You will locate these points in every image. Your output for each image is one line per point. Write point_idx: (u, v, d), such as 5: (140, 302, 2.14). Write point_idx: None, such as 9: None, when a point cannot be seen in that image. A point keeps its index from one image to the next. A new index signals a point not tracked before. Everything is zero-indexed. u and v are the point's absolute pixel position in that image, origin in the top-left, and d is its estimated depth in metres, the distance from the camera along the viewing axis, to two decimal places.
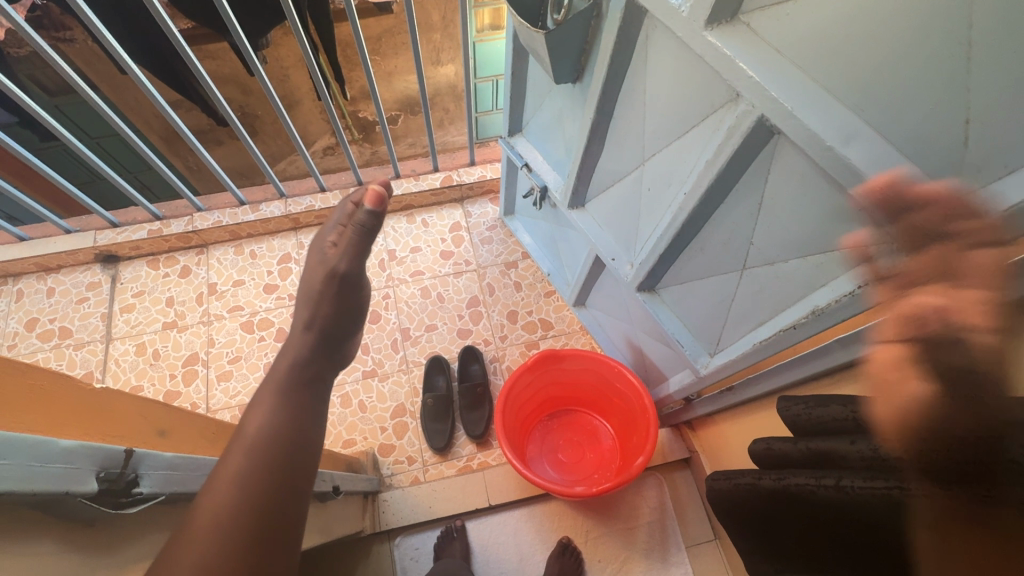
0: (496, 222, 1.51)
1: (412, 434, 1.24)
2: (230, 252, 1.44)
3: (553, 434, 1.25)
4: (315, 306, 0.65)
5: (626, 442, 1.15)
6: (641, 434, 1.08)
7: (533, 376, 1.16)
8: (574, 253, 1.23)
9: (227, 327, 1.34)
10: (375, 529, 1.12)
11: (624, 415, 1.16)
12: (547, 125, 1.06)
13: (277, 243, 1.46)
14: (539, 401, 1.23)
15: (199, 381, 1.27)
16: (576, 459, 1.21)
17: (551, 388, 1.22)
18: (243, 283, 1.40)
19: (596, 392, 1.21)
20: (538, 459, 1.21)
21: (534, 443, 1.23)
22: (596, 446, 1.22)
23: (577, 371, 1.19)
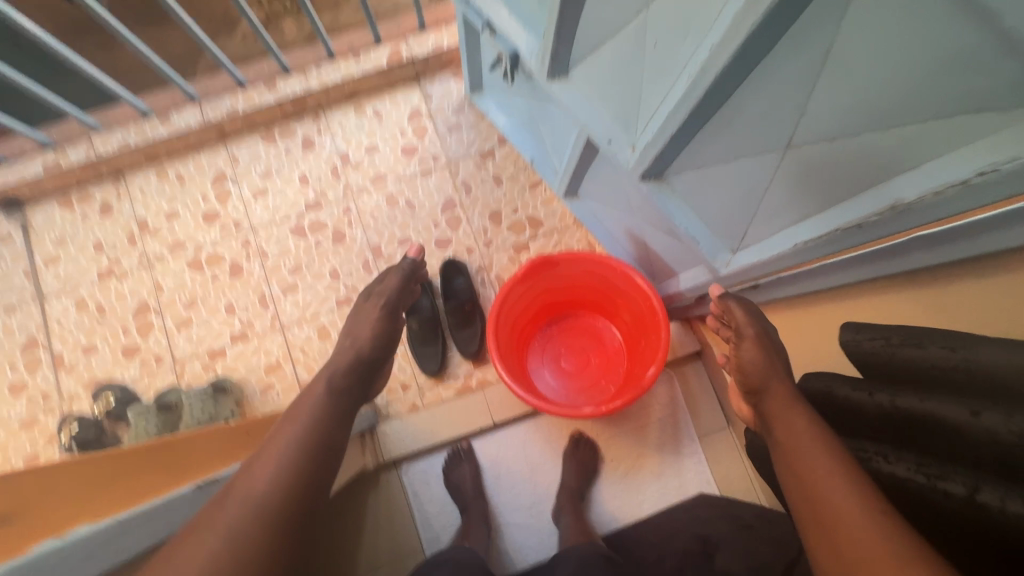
0: (463, 103, 1.26)
1: (402, 361, 1.14)
2: (153, 178, 1.21)
3: (554, 342, 1.15)
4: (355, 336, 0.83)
5: (635, 347, 1.06)
6: (651, 340, 0.97)
7: (527, 286, 1.03)
8: (560, 135, 1.01)
9: (171, 269, 1.17)
10: (379, 461, 1.08)
11: (631, 319, 1.05)
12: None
13: (205, 160, 1.22)
14: (536, 310, 1.11)
15: (157, 333, 1.14)
16: (581, 367, 1.12)
17: (548, 295, 1.10)
18: (178, 214, 1.19)
19: (598, 295, 1.09)
20: (540, 372, 1.12)
21: (535, 355, 1.14)
22: (601, 352, 1.13)
23: (577, 275, 1.05)
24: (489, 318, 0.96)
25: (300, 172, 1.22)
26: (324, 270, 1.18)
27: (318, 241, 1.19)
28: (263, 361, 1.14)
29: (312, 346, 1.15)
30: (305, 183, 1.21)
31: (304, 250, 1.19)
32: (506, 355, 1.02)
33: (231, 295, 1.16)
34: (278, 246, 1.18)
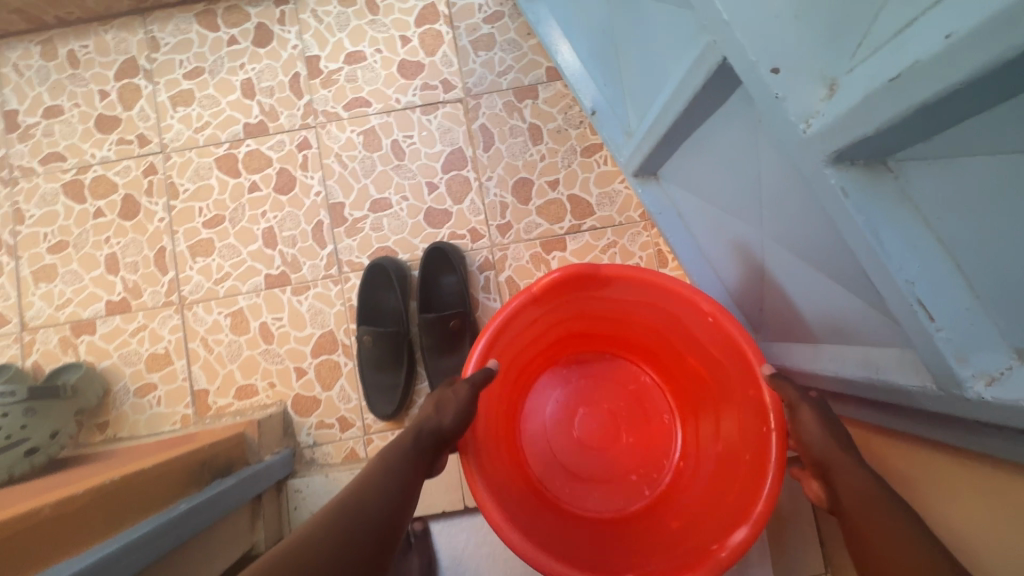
0: (504, 7, 0.82)
1: (346, 385, 0.76)
2: (35, 55, 0.82)
3: (572, 395, 0.74)
4: (429, 422, 0.51)
5: (706, 445, 0.64)
6: (741, 454, 0.55)
7: (548, 309, 0.61)
8: (652, 64, 0.57)
9: (40, 192, 0.80)
10: (284, 532, 0.72)
11: (710, 397, 0.63)
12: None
13: (111, 39, 0.82)
14: (553, 343, 0.69)
15: (5, 282, 0.78)
16: (603, 445, 0.72)
17: (577, 324, 0.68)
18: (61, 113, 0.81)
19: (659, 341, 0.67)
20: (539, 439, 0.72)
21: (537, 406, 0.73)
22: (640, 427, 0.72)
23: (633, 305, 0.62)
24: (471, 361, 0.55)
25: (246, 75, 0.81)
26: (255, 230, 0.79)
27: (254, 185, 0.80)
28: (147, 349, 0.77)
29: (218, 341, 0.77)
30: (249, 93, 0.81)
31: (232, 195, 0.80)
32: (490, 421, 0.61)
33: (117, 245, 0.79)
34: (195, 182, 0.80)
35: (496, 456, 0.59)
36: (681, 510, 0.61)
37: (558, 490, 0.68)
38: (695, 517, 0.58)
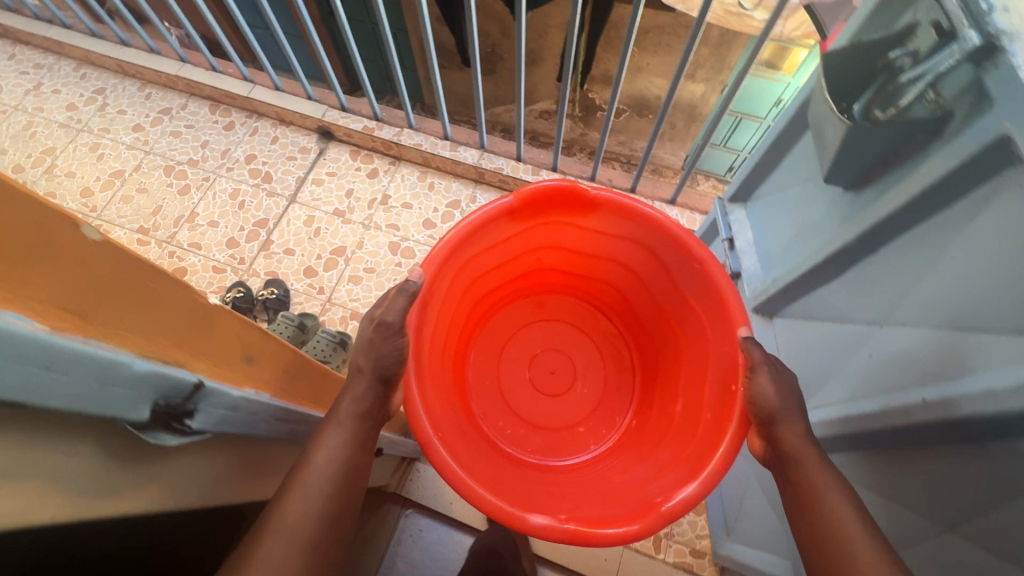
0: None
1: None
2: (415, 175, 1.49)
3: (532, 328, 1.16)
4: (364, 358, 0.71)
5: (671, 367, 0.98)
6: (705, 356, 0.87)
7: (523, 226, 0.95)
8: None
9: (377, 240, 1.41)
10: (397, 490, 1.12)
11: (661, 308, 0.99)
12: (796, 182, 0.82)
13: (455, 186, 1.48)
14: (525, 266, 1.07)
15: (335, 272, 1.37)
16: (559, 392, 1.12)
17: (546, 252, 1.04)
18: (410, 207, 1.45)
19: (619, 274, 1.04)
20: (493, 382, 1.11)
21: (496, 354, 1.14)
22: (597, 369, 1.14)
23: (601, 235, 0.97)
24: (439, 256, 0.82)
25: None
26: None
27: None
28: None
29: None
30: None
31: None
32: (457, 314, 1.00)
33: None
34: None
35: (443, 390, 0.91)
36: (659, 451, 0.90)
37: (509, 437, 1.05)
38: (678, 438, 0.87)
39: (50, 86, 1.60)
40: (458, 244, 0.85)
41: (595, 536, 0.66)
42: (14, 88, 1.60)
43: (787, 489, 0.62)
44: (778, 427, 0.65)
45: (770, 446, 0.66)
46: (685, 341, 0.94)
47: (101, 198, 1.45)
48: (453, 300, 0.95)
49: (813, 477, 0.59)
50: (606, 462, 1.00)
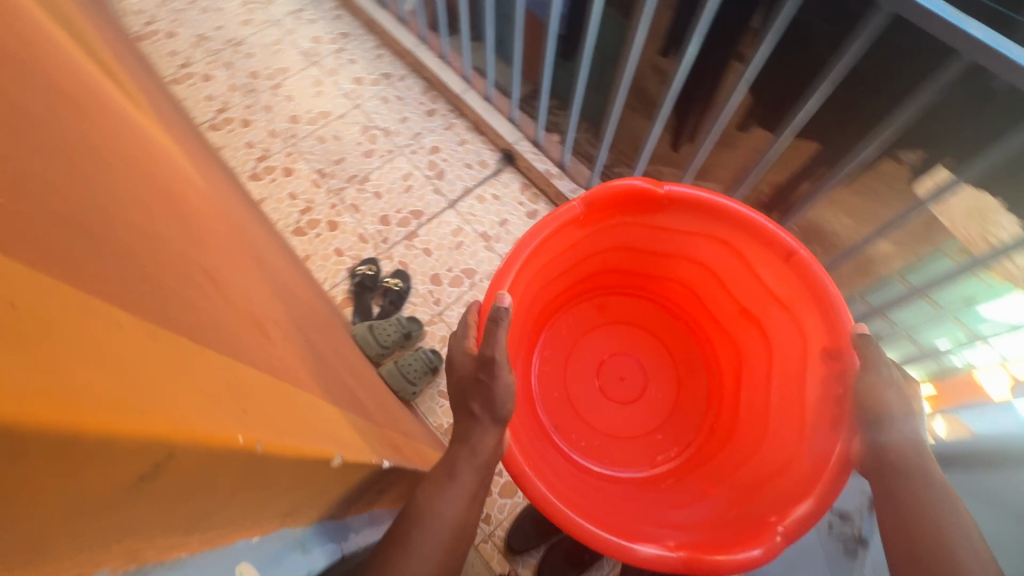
0: None
1: (507, 506, 1.17)
2: None
3: (600, 336, 1.23)
4: (482, 401, 0.76)
5: (755, 374, 1.04)
6: (808, 387, 0.89)
7: (593, 229, 0.99)
8: None
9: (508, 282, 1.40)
10: None
11: (743, 305, 1.04)
12: (999, 506, 0.71)
13: None
14: (592, 266, 1.12)
15: (456, 290, 1.39)
16: (630, 397, 1.19)
17: (610, 253, 1.10)
18: None
19: (694, 271, 1.09)
20: (562, 390, 1.18)
21: (563, 360, 1.20)
22: (665, 368, 1.21)
23: (667, 232, 1.02)
24: (507, 275, 0.83)
25: None
26: None
27: None
28: None
29: None
30: None
31: None
32: (538, 302, 1.05)
33: None
34: None
35: (527, 418, 1.01)
36: (751, 450, 0.98)
37: (585, 452, 1.13)
38: (774, 439, 0.94)
39: (308, 16, 1.77)
40: (530, 256, 0.88)
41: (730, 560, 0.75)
42: (282, 7, 1.78)
43: (894, 480, 0.66)
44: (888, 421, 0.70)
45: (869, 453, 0.72)
46: (767, 343, 1.00)
47: (303, 130, 1.58)
48: (528, 304, 1.01)
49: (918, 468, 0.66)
50: (676, 480, 1.07)
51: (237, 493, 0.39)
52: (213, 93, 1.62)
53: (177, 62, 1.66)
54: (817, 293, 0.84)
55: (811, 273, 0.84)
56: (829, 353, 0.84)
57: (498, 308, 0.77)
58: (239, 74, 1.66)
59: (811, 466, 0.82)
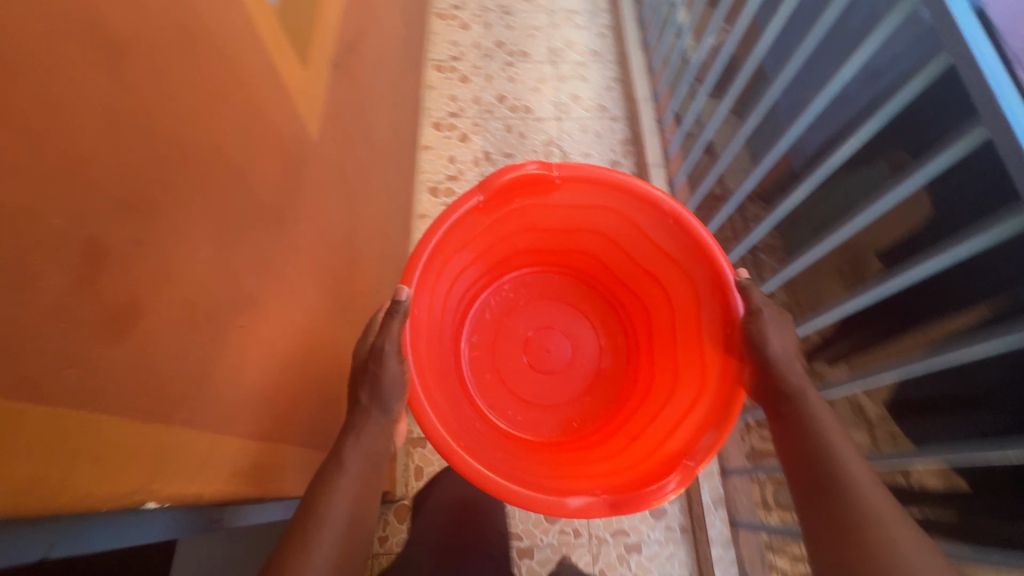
0: None
1: None
2: None
3: (526, 316, 1.12)
4: (368, 394, 0.71)
5: (660, 312, 0.99)
6: (699, 320, 0.87)
7: (494, 217, 0.90)
8: None
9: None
10: None
11: (644, 265, 0.97)
12: None
13: None
14: (506, 256, 1.04)
15: None
16: (556, 368, 1.10)
17: (523, 236, 1.00)
18: None
19: (598, 244, 1.00)
20: (492, 369, 1.08)
21: (489, 343, 1.10)
22: (576, 318, 1.13)
23: (573, 210, 0.93)
24: (415, 266, 0.76)
25: None
26: None
27: None
28: None
29: None
30: None
31: None
32: (464, 257, 0.91)
33: None
34: None
35: (445, 376, 0.93)
36: (656, 401, 0.93)
37: (514, 430, 1.02)
38: (683, 380, 0.89)
39: (572, 13, 1.76)
40: (437, 247, 0.80)
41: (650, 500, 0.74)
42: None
43: (777, 418, 0.70)
44: (762, 346, 0.72)
45: (759, 368, 0.73)
46: (668, 288, 0.93)
47: (499, 111, 1.60)
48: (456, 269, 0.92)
49: (794, 398, 0.69)
50: (596, 395, 1.08)
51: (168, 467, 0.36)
52: (456, 37, 1.70)
53: None
54: (701, 247, 0.81)
55: (687, 227, 0.81)
56: (713, 298, 0.82)
57: (395, 302, 0.73)
58: (486, 33, 1.71)
59: (709, 403, 0.81)
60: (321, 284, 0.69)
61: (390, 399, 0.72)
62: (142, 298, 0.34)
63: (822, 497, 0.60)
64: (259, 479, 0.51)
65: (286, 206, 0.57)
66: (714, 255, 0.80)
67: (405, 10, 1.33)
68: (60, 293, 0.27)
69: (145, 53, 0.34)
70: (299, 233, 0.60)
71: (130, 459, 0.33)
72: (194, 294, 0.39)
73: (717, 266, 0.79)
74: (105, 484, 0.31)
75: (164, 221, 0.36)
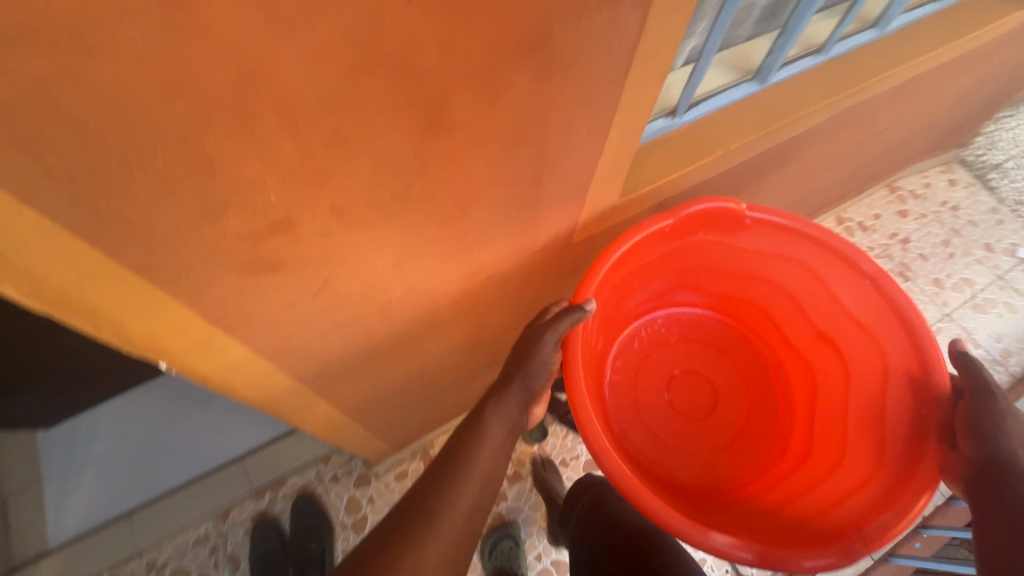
0: None
1: (335, 503, 1.15)
2: None
3: (667, 356, 0.87)
4: (516, 366, 0.61)
5: (830, 396, 0.76)
6: (880, 399, 0.69)
7: (665, 251, 0.72)
8: None
9: None
10: None
11: (817, 328, 0.78)
12: None
13: None
14: (676, 288, 0.83)
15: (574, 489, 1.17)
16: (704, 413, 0.84)
17: (694, 275, 0.81)
18: None
19: (777, 298, 0.80)
20: (630, 400, 0.83)
21: (631, 373, 0.85)
22: (729, 372, 0.87)
23: (754, 255, 0.75)
24: (605, 265, 0.63)
25: None
26: None
27: None
28: None
29: None
30: None
31: None
32: (659, 258, 0.72)
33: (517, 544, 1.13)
34: None
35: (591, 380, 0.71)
36: (813, 472, 0.72)
37: (653, 463, 0.78)
38: (850, 467, 0.69)
39: (968, 338, 1.38)
40: (624, 258, 0.65)
41: (807, 566, 0.55)
42: (978, 309, 1.41)
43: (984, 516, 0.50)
44: (995, 434, 0.52)
45: (975, 463, 0.53)
46: (850, 364, 0.74)
47: None
48: (623, 283, 0.71)
49: None
50: (744, 460, 0.80)
51: (194, 356, 0.42)
52: None
53: (866, 211, 1.53)
54: (912, 315, 0.64)
55: (891, 289, 0.66)
56: (911, 377, 0.65)
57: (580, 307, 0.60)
58: None
59: (888, 484, 0.63)
60: (462, 318, 0.70)
61: (535, 380, 0.61)
62: (288, 261, 0.39)
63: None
64: (259, 398, 0.56)
65: (488, 265, 0.59)
66: (915, 329, 0.64)
67: (804, 198, 1.19)
68: (230, 232, 0.33)
69: (463, 139, 0.37)
70: (478, 279, 0.62)
71: (180, 335, 0.39)
72: (336, 278, 0.44)
73: (921, 335, 0.63)
74: (152, 341, 0.37)
75: (358, 231, 0.40)
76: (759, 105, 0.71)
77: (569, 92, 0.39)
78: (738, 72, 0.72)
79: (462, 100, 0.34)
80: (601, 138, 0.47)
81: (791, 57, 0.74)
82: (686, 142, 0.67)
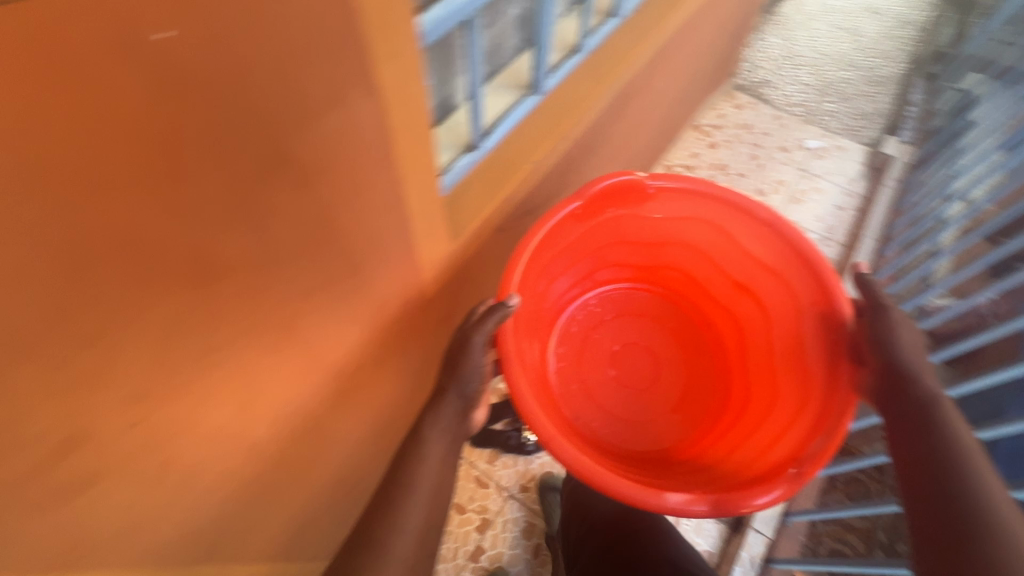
0: None
1: None
2: None
3: (609, 333, 0.92)
4: (450, 373, 0.61)
5: (756, 334, 0.82)
6: (798, 335, 0.73)
7: (585, 231, 0.76)
8: None
9: None
10: None
11: (734, 280, 0.82)
12: None
13: None
14: (596, 269, 0.87)
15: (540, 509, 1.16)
16: (646, 383, 0.88)
17: (611, 251, 0.85)
18: None
19: (692, 257, 0.85)
20: (577, 379, 0.87)
21: (575, 355, 0.89)
22: (667, 339, 0.92)
23: (659, 222, 0.80)
24: (519, 263, 0.64)
25: None
26: None
27: None
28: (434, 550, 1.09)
29: None
30: None
31: None
32: (573, 242, 0.76)
33: None
34: None
35: (537, 387, 0.71)
36: (752, 417, 0.76)
37: (606, 443, 0.81)
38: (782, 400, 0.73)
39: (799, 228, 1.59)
40: (539, 248, 0.67)
41: (751, 504, 0.58)
42: (797, 202, 1.64)
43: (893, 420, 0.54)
44: (891, 344, 0.56)
45: (879, 373, 0.57)
46: (768, 307, 0.78)
47: None
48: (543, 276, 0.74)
49: (926, 400, 0.53)
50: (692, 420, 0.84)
51: None
52: None
53: (684, 153, 1.70)
54: (806, 253, 0.68)
55: (787, 235, 0.70)
56: (819, 312, 0.68)
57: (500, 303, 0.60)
58: None
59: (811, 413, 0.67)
60: (351, 412, 0.68)
61: (469, 384, 0.62)
62: (105, 469, 0.35)
63: (936, 509, 0.47)
64: None
65: (349, 358, 0.57)
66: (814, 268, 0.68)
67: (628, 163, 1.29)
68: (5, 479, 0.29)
69: (247, 275, 0.36)
70: (349, 372, 0.61)
71: None
72: (177, 455, 0.40)
73: (819, 268, 0.67)
74: None
75: (175, 403, 0.37)
76: (541, 114, 0.77)
77: (341, 190, 0.39)
78: (515, 89, 0.76)
79: (225, 246, 0.33)
80: (399, 210, 0.48)
81: (557, 60, 0.79)
82: (490, 172, 0.71)
